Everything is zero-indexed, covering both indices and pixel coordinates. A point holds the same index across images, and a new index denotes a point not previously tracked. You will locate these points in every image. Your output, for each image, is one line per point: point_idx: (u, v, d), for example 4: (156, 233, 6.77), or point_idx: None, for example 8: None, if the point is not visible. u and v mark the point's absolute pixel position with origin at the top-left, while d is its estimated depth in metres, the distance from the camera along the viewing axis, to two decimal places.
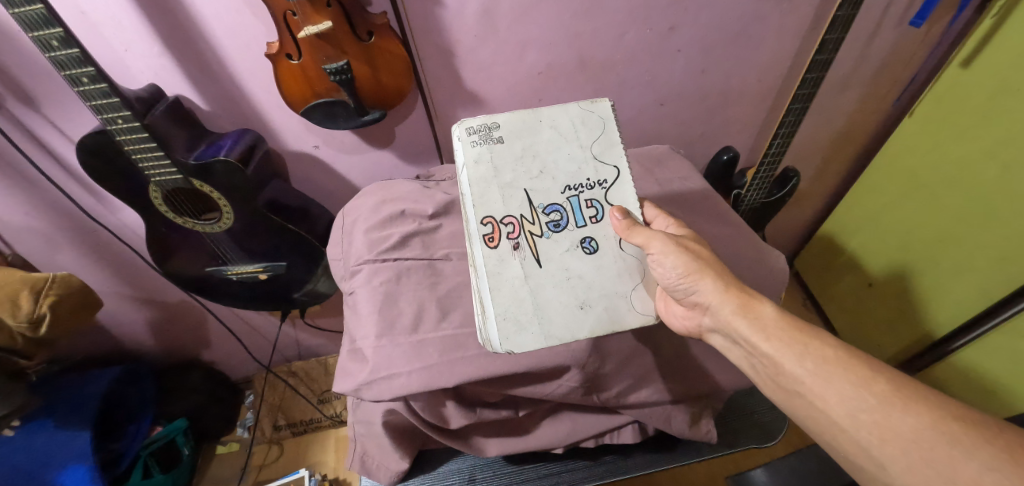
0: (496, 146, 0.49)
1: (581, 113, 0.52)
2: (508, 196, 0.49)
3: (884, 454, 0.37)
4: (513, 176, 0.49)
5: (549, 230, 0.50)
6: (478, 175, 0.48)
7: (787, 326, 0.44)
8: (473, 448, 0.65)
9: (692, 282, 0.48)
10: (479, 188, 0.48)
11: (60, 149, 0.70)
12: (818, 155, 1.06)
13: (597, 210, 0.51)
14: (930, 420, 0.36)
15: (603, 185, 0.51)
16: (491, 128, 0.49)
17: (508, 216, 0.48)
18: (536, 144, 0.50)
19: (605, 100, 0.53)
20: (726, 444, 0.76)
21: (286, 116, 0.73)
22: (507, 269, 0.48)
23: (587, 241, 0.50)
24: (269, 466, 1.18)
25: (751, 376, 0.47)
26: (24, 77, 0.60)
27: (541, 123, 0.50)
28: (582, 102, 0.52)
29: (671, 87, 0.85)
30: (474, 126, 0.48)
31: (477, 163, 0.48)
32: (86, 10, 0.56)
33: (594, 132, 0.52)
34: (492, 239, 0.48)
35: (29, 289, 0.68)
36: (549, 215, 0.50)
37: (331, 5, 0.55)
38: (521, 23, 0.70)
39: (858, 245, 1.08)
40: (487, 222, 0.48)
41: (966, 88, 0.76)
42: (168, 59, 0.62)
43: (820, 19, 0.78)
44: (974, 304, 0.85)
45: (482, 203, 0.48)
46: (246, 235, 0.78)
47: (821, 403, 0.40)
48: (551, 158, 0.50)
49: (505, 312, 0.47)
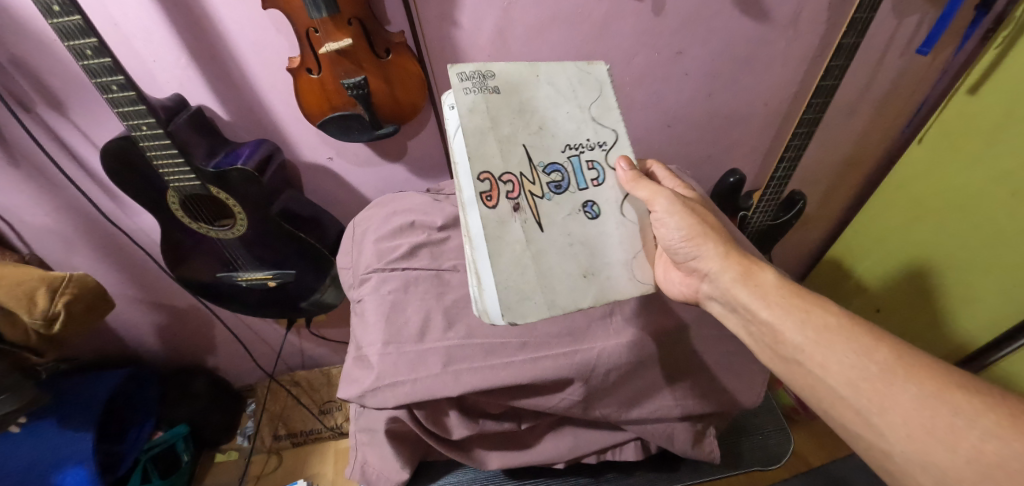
0: (492, 95, 0.46)
1: (579, 73, 0.52)
2: (506, 151, 0.46)
3: (884, 423, 0.37)
4: (511, 130, 0.47)
5: (550, 191, 0.48)
6: (473, 125, 0.45)
7: (786, 292, 0.45)
8: (474, 460, 0.64)
9: (695, 246, 0.49)
10: (476, 140, 0.45)
11: (84, 153, 0.72)
12: (824, 180, 1.07)
13: (598, 172, 0.51)
14: (933, 389, 0.36)
15: (603, 147, 0.52)
16: (486, 76, 0.46)
17: (507, 173, 0.46)
18: (534, 100, 0.49)
19: (602, 64, 0.53)
20: (730, 465, 0.75)
21: (303, 128, 0.76)
22: (509, 231, 0.45)
23: (589, 205, 0.50)
24: (268, 476, 1.17)
25: (752, 348, 0.47)
26: (56, 83, 0.63)
27: (539, 79, 0.49)
28: (580, 63, 0.52)
29: (679, 109, 0.87)
30: (468, 72, 0.45)
31: (473, 112, 0.45)
32: (119, 20, 0.58)
33: (593, 94, 0.52)
34: (490, 197, 0.45)
35: (46, 286, 0.69)
36: (550, 175, 0.49)
37: (351, 23, 0.57)
38: (535, 44, 0.72)
39: (864, 270, 1.07)
40: (485, 178, 0.45)
41: (971, 115, 0.77)
42: (194, 69, 0.65)
43: (826, 47, 0.80)
44: (992, 327, 0.84)
45: (479, 157, 0.45)
46: (257, 242, 0.80)
47: (821, 371, 0.41)
48: (550, 114, 0.49)
49: (507, 281, 0.44)
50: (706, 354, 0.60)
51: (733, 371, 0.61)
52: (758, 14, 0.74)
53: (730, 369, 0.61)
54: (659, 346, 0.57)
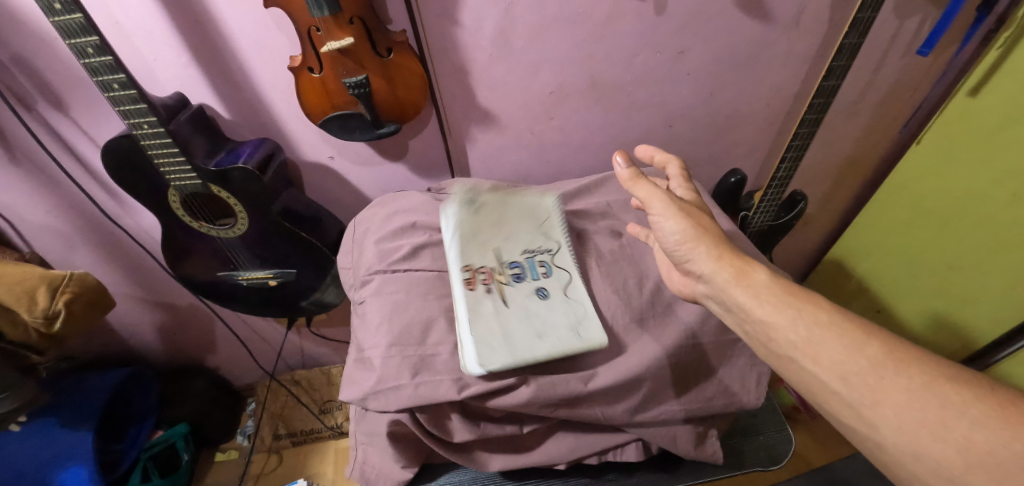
0: (474, 214, 0.69)
1: (532, 204, 0.72)
2: (483, 252, 0.65)
3: (876, 415, 0.37)
4: (488, 238, 0.67)
5: (514, 280, 0.63)
6: (466, 231, 0.67)
7: (779, 291, 0.44)
8: (477, 463, 0.64)
9: (688, 249, 0.49)
10: (462, 245, 0.65)
11: (85, 152, 0.72)
12: (825, 181, 1.07)
13: (547, 268, 0.64)
14: (923, 380, 0.36)
15: (550, 252, 0.66)
16: (472, 202, 0.71)
17: (484, 266, 0.64)
18: (503, 220, 0.69)
19: (550, 197, 0.73)
20: (731, 466, 0.75)
21: (304, 127, 0.76)
22: (481, 307, 0.59)
23: (540, 289, 0.62)
24: (268, 476, 1.18)
25: (745, 341, 0.47)
26: (57, 82, 0.63)
27: (505, 204, 0.71)
28: (531, 197, 0.73)
29: (680, 109, 0.87)
30: (461, 203, 0.70)
31: (462, 224, 0.68)
32: (120, 18, 0.58)
33: (542, 218, 0.70)
34: (470, 283, 0.61)
35: (46, 285, 0.69)
36: (513, 270, 0.64)
37: (353, 22, 0.57)
38: (536, 44, 0.72)
39: (865, 271, 1.07)
40: (468, 269, 0.63)
41: (972, 116, 0.77)
42: (195, 68, 0.65)
43: (827, 47, 0.80)
44: (991, 327, 0.84)
45: (464, 256, 0.64)
46: (258, 241, 0.80)
47: (813, 365, 0.40)
48: (513, 228, 0.69)
49: (479, 340, 0.55)
50: (706, 352, 0.60)
51: (734, 372, 0.61)
52: (760, 14, 0.74)
53: (731, 370, 0.61)
54: (660, 346, 0.57)
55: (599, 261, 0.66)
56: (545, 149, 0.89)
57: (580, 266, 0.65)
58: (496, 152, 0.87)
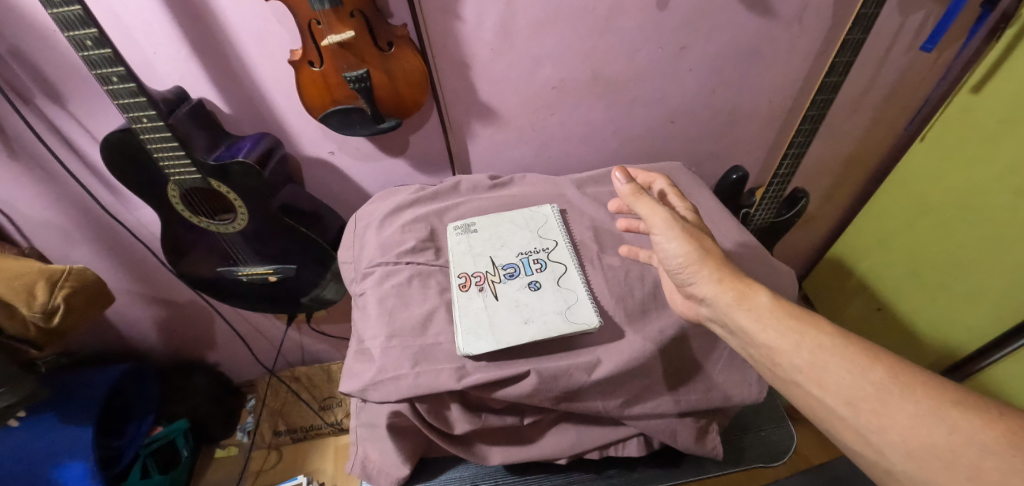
0: (473, 234, 0.67)
1: (531, 213, 0.70)
2: (478, 260, 0.64)
3: (883, 441, 0.36)
4: (482, 248, 0.65)
5: (507, 277, 0.62)
6: (459, 248, 0.65)
7: (781, 314, 0.44)
8: (477, 456, 0.64)
9: (691, 272, 0.49)
10: (457, 256, 0.64)
11: (84, 146, 0.72)
12: (827, 178, 1.06)
13: (542, 264, 0.63)
14: (929, 406, 0.35)
15: (546, 250, 0.65)
16: (469, 225, 0.68)
17: (477, 271, 0.62)
18: (501, 233, 0.67)
19: (549, 204, 0.71)
20: (732, 462, 0.75)
21: (304, 122, 0.75)
22: (471, 303, 0.58)
23: (533, 282, 0.61)
24: (268, 472, 1.18)
25: (752, 365, 0.47)
26: (56, 76, 0.63)
27: (503, 219, 0.69)
28: (532, 207, 0.71)
29: (683, 105, 0.86)
30: (457, 225, 0.68)
31: (458, 242, 0.66)
32: (119, 12, 0.58)
33: (541, 222, 0.69)
34: (464, 285, 0.61)
35: (45, 279, 0.69)
36: (506, 269, 0.63)
37: (354, 15, 0.57)
38: (538, 39, 0.72)
39: (867, 268, 1.07)
40: (462, 275, 0.62)
41: (975, 114, 0.77)
42: (195, 62, 0.65)
43: (831, 42, 0.79)
44: (985, 331, 0.84)
45: (457, 264, 0.63)
46: (257, 236, 0.79)
47: (819, 390, 0.40)
48: (510, 238, 0.67)
49: (468, 328, 0.55)
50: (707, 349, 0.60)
51: (737, 369, 0.61)
52: (763, 10, 0.73)
53: (733, 366, 0.61)
54: (662, 343, 0.57)
55: (600, 256, 0.65)
56: (546, 145, 0.89)
57: (581, 262, 0.65)
58: (497, 147, 0.87)
